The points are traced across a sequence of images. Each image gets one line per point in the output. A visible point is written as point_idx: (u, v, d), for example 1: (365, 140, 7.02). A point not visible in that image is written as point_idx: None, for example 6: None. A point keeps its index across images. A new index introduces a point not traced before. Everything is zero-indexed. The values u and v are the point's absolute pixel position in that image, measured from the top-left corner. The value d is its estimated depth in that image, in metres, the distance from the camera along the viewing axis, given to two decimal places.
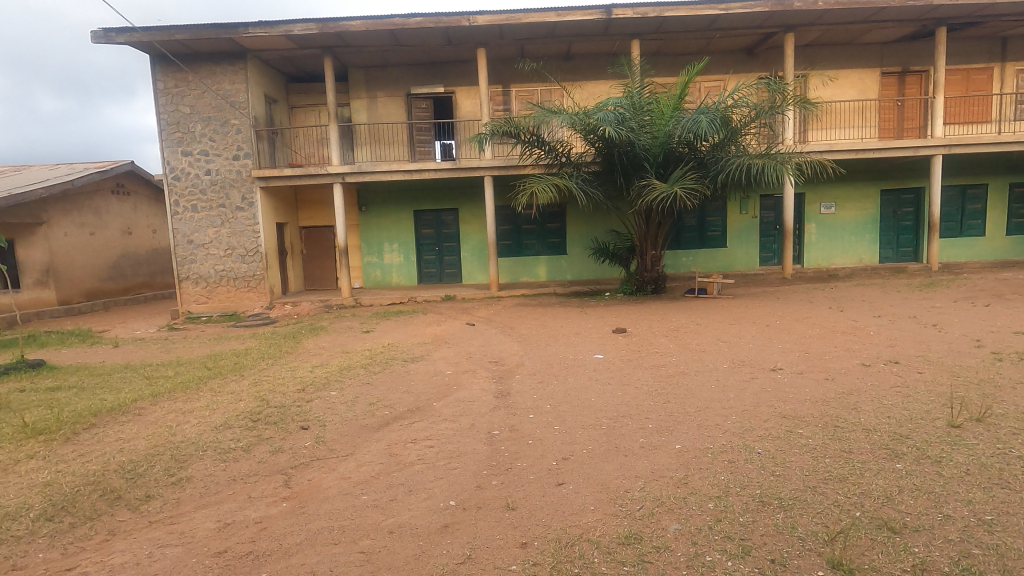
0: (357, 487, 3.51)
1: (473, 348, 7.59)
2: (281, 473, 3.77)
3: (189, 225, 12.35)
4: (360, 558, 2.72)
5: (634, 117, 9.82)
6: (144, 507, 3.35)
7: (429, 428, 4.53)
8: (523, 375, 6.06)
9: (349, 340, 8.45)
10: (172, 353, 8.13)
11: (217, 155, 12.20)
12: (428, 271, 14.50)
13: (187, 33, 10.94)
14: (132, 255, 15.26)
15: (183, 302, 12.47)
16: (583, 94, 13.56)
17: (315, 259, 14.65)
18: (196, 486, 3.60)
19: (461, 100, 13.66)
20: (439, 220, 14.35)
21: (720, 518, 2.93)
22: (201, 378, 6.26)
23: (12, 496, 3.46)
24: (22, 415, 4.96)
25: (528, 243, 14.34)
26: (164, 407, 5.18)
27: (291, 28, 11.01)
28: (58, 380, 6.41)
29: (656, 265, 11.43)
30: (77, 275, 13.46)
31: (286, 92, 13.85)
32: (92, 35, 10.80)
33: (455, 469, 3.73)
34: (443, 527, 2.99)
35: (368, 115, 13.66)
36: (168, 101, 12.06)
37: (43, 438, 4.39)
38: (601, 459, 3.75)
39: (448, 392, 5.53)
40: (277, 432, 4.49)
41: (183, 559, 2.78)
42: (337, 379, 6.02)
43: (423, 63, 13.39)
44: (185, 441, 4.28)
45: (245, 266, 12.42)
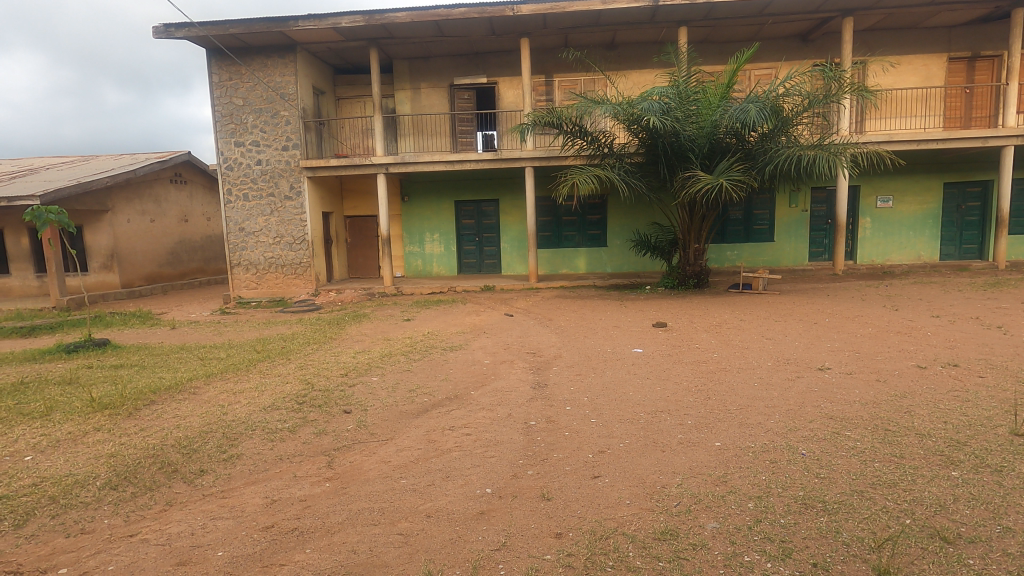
0: (396, 471, 3.60)
1: (511, 338, 7.64)
2: (325, 454, 3.91)
3: (241, 213, 12.84)
4: (399, 540, 2.80)
5: (680, 107, 9.57)
6: (198, 481, 3.53)
7: (467, 416, 4.60)
8: (561, 367, 6.05)
9: (391, 328, 8.64)
10: (225, 336, 8.50)
11: (267, 145, 12.62)
12: (468, 261, 14.64)
13: (241, 28, 11.29)
14: (188, 241, 15.99)
15: (235, 287, 13.01)
16: (628, 84, 13.33)
17: (358, 248, 14.98)
18: (245, 463, 3.78)
19: (504, 91, 13.63)
20: (480, 211, 14.44)
21: (759, 518, 2.87)
22: (251, 360, 6.53)
23: (81, 464, 3.71)
24: (90, 390, 5.31)
25: (568, 235, 14.27)
26: (217, 387, 5.45)
27: (339, 21, 11.19)
28: (121, 358, 6.81)
29: (699, 259, 11.19)
30: (138, 260, 14.21)
31: (333, 84, 14.14)
32: (154, 30, 11.32)
33: (492, 457, 3.77)
34: (480, 513, 3.04)
35: (412, 106, 13.82)
36: (222, 94, 12.52)
37: (109, 412, 4.69)
38: (638, 454, 3.72)
39: (486, 381, 5.60)
40: (321, 415, 4.65)
41: (233, 532, 2.93)
42: (379, 365, 6.17)
43: (466, 54, 13.44)
44: (236, 420, 4.49)
45: (293, 254, 12.84)
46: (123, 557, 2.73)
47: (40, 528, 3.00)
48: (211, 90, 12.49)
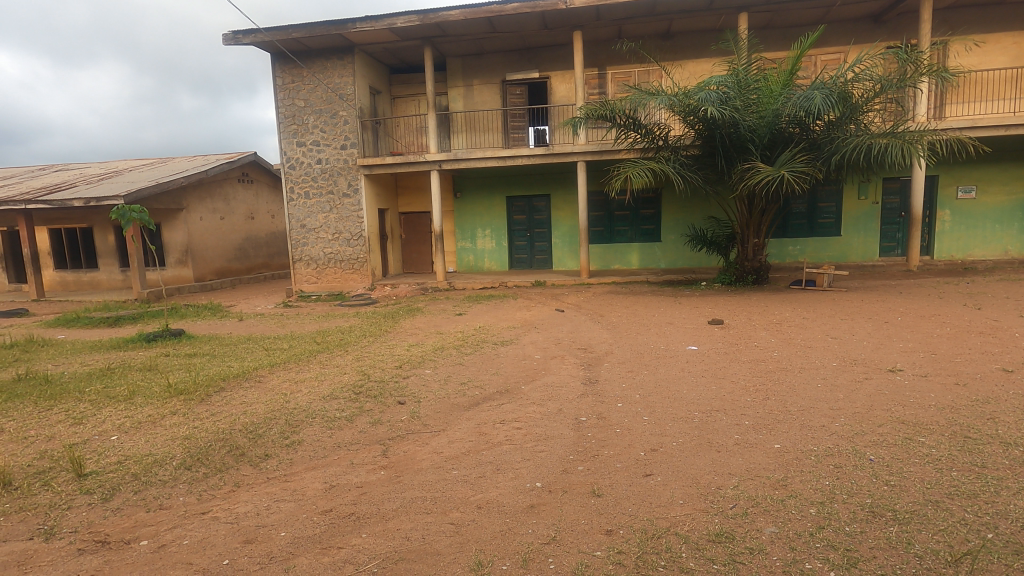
0: (448, 462, 3.67)
1: (562, 333, 7.62)
2: (380, 443, 4.03)
3: (302, 210, 13.38)
4: (450, 529, 2.86)
5: (740, 96, 9.21)
6: (263, 465, 3.72)
7: (517, 410, 4.63)
8: (612, 364, 5.97)
9: (443, 322, 8.79)
10: (287, 328, 8.92)
11: (327, 145, 13.08)
12: (519, 257, 14.68)
13: (302, 32, 11.75)
14: (254, 238, 16.83)
15: (297, 282, 13.59)
16: (684, 74, 12.97)
17: (412, 244, 15.31)
18: (306, 449, 3.95)
19: (556, 85, 13.55)
20: (531, 206, 14.45)
21: (822, 525, 2.74)
22: (311, 352, 6.81)
23: (159, 445, 4.00)
24: (167, 376, 5.71)
25: (620, 230, 14.06)
26: (280, 376, 5.74)
27: (394, 21, 11.44)
28: (194, 347, 7.26)
29: (759, 255, 10.75)
30: (209, 255, 15.07)
31: (389, 83, 14.48)
32: (224, 37, 11.95)
33: (542, 452, 3.78)
34: (530, 507, 3.06)
35: (465, 102, 13.97)
36: (285, 96, 13.06)
37: (184, 397, 5.03)
38: (692, 454, 3.63)
39: (537, 376, 5.62)
40: (376, 405, 4.81)
41: (295, 514, 3.07)
42: (432, 358, 6.29)
43: (518, 49, 13.45)
44: (297, 408, 4.70)
45: (350, 249, 13.28)
46: (196, 533, 2.91)
47: (124, 502, 3.25)
48: (275, 93, 13.06)
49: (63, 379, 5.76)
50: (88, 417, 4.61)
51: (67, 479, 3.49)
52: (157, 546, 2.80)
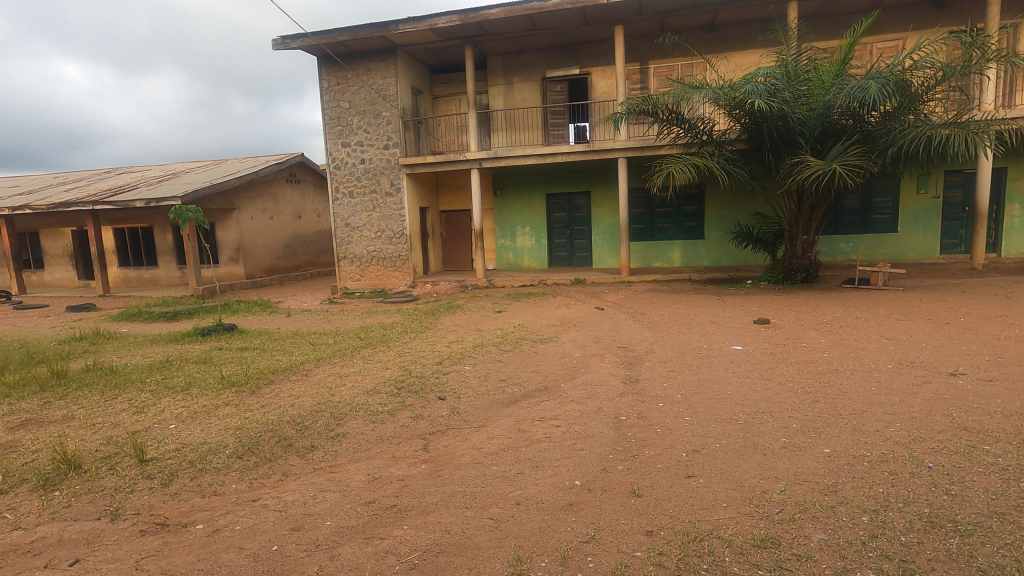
0: (488, 458, 3.70)
1: (602, 332, 7.55)
2: (421, 438, 4.11)
3: (347, 209, 13.73)
4: (490, 524, 2.88)
5: (789, 88, 8.90)
6: (310, 455, 3.85)
7: (557, 408, 4.62)
8: (653, 362, 5.88)
9: (483, 319, 8.85)
10: (332, 323, 9.18)
11: (371, 145, 13.37)
12: (558, 254, 14.63)
13: (347, 35, 12.03)
14: (301, 236, 17.38)
15: (342, 279, 13.96)
16: (729, 66, 12.61)
17: (452, 242, 15.48)
18: (350, 442, 4.06)
19: (596, 81, 13.41)
20: (571, 203, 14.37)
21: (875, 534, 2.62)
22: (355, 347, 6.98)
23: (214, 434, 4.19)
24: (221, 368, 5.97)
25: (662, 227, 13.82)
26: (326, 370, 5.92)
27: (435, 22, 11.57)
28: (245, 341, 7.56)
29: (808, 252, 10.37)
30: (259, 253, 15.65)
31: (430, 83, 14.66)
32: (274, 43, 12.38)
33: (582, 450, 3.76)
34: (569, 504, 3.05)
35: (505, 101, 14.01)
36: (331, 98, 13.42)
37: (236, 388, 5.25)
38: (737, 456, 3.54)
39: (576, 374, 5.59)
40: (418, 400, 4.90)
41: (340, 504, 3.17)
42: (472, 355, 6.36)
43: (559, 46, 13.38)
44: (342, 401, 4.84)
45: (392, 247, 13.53)
46: (247, 519, 3.04)
47: (182, 487, 3.42)
48: (321, 95, 13.43)
49: (126, 370, 6.12)
50: (148, 406, 4.88)
51: (130, 464, 3.71)
52: (211, 531, 2.93)
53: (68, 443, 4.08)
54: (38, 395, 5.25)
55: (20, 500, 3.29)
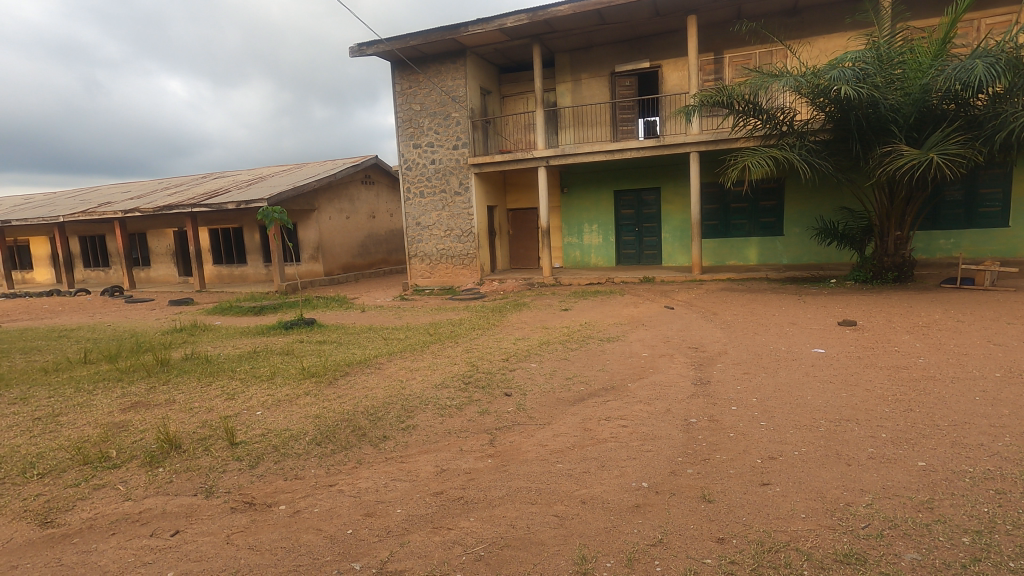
0: (553, 455, 3.70)
1: (671, 331, 7.34)
2: (487, 432, 4.17)
3: (418, 208, 14.15)
4: (555, 521, 2.89)
5: (880, 72, 8.29)
6: (382, 445, 4.02)
7: (623, 407, 4.56)
8: (726, 364, 5.66)
9: (549, 317, 8.85)
10: (404, 319, 9.52)
11: (441, 146, 13.70)
12: (627, 252, 14.38)
13: (419, 39, 12.38)
14: (374, 235, 18.10)
15: (413, 276, 14.41)
16: (812, 52, 11.88)
17: (519, 240, 15.59)
18: (420, 433, 4.19)
19: (667, 74, 13.03)
20: (640, 200, 14.07)
21: (978, 557, 2.40)
22: (425, 342, 7.20)
23: (295, 421, 4.46)
24: (302, 360, 6.34)
25: (737, 223, 13.25)
26: (397, 364, 6.14)
27: (504, 22, 11.68)
28: (323, 335, 7.99)
29: (902, 249, 9.60)
30: (337, 251, 16.45)
31: (498, 82, 14.81)
32: (351, 50, 12.95)
33: (649, 451, 3.69)
34: (635, 506, 3.00)
35: (573, 97, 13.91)
36: (404, 101, 13.87)
37: (316, 379, 5.58)
38: (817, 465, 3.34)
39: (644, 374, 5.47)
40: (484, 395, 4.98)
41: (410, 493, 3.28)
42: (538, 352, 6.37)
43: (628, 39, 13.11)
44: (412, 394, 5.00)
45: (461, 245, 13.81)
46: (325, 502, 3.21)
47: (267, 469, 3.67)
48: (394, 98, 13.91)
49: (220, 359, 6.64)
50: (238, 393, 5.27)
51: (222, 446, 4.02)
52: (293, 511, 3.13)
53: (170, 424, 4.49)
54: (145, 380, 5.80)
55: (130, 474, 3.65)
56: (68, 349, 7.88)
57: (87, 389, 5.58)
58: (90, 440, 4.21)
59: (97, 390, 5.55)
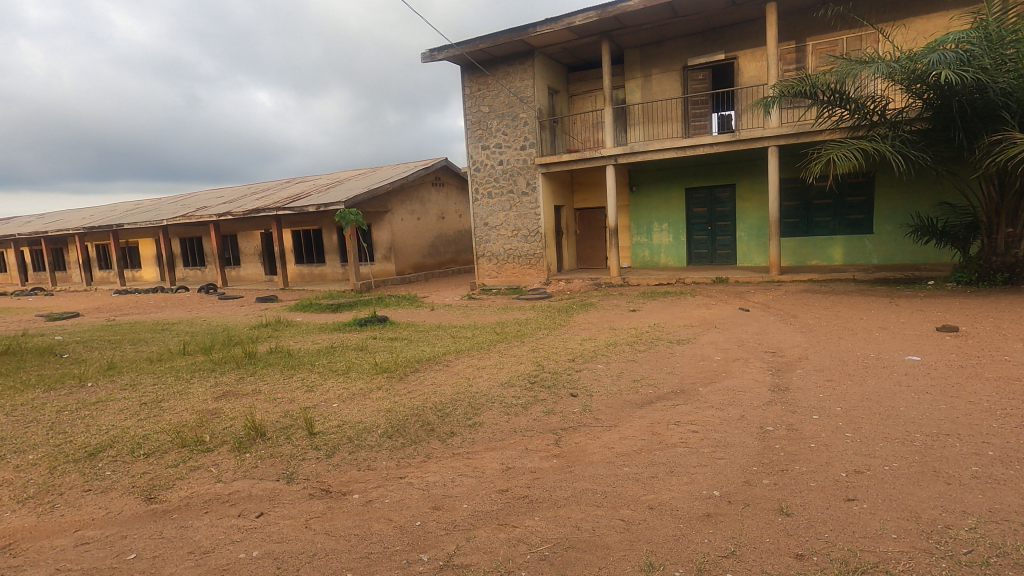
0: (619, 458, 3.64)
1: (747, 334, 7.01)
2: (553, 432, 4.16)
3: (486, 209, 14.34)
4: (620, 525, 2.84)
5: (988, 53, 7.56)
6: (449, 441, 4.11)
7: (694, 412, 4.40)
8: (807, 370, 5.33)
9: (617, 318, 8.71)
10: (472, 318, 9.70)
11: (509, 147, 13.82)
12: (699, 252, 13.89)
13: (488, 42, 12.57)
14: (444, 235, 18.53)
15: (481, 276, 14.63)
16: (908, 35, 10.96)
17: (587, 239, 15.44)
18: (486, 431, 4.25)
19: (744, 66, 12.47)
20: (714, 197, 13.55)
21: None
22: (492, 341, 7.29)
23: (368, 414, 4.66)
24: (375, 356, 6.61)
25: (820, 221, 12.46)
26: (465, 361, 6.26)
27: (573, 20, 11.64)
28: (395, 332, 8.28)
29: (1015, 248, 8.61)
30: (408, 251, 16.99)
31: (566, 82, 14.74)
32: (423, 56, 13.34)
33: (721, 459, 3.54)
34: (706, 515, 2.89)
35: (642, 94, 13.62)
36: (473, 104, 14.12)
37: (387, 374, 5.79)
38: (911, 482, 3.08)
39: (716, 378, 5.26)
40: (550, 395, 4.98)
41: (477, 489, 3.33)
42: (604, 354, 6.28)
43: (702, 31, 12.66)
44: (479, 392, 5.08)
45: (528, 245, 13.87)
46: (395, 494, 3.33)
47: (342, 459, 3.85)
48: (464, 101, 14.19)
49: (301, 353, 7.05)
50: (316, 386, 5.57)
51: (302, 436, 4.25)
52: (365, 501, 3.26)
53: (256, 413, 4.82)
54: (235, 371, 6.27)
55: (221, 458, 3.94)
56: (170, 340, 8.64)
57: (185, 378, 6.09)
58: (188, 425, 4.59)
59: (194, 379, 6.05)
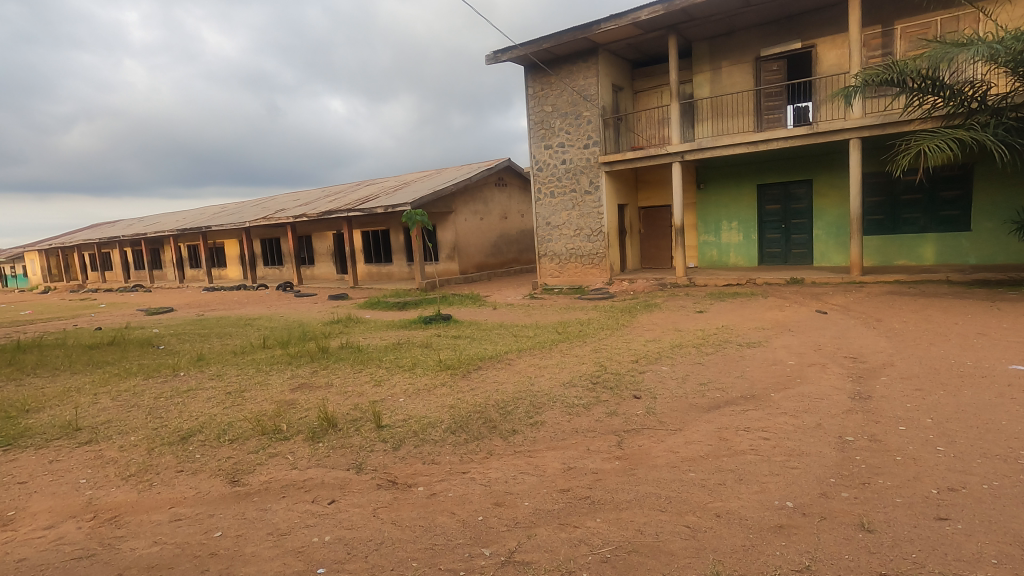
0: (685, 463, 3.54)
1: (824, 338, 6.62)
2: (615, 434, 4.11)
3: (549, 209, 14.34)
4: (686, 532, 2.76)
5: None
6: (511, 438, 4.15)
7: (765, 419, 4.21)
8: (892, 378, 4.96)
9: (683, 319, 8.47)
10: (534, 317, 9.74)
11: (572, 145, 13.74)
12: (772, 251, 13.26)
13: (552, 41, 12.56)
14: (507, 235, 18.69)
15: (543, 276, 14.64)
16: (1014, 13, 9.97)
17: (652, 238, 15.10)
18: (548, 430, 4.26)
19: (823, 54, 11.78)
20: (788, 194, 12.89)
21: None
22: (554, 340, 7.28)
23: (433, 410, 4.78)
24: (439, 353, 6.77)
25: (908, 217, 11.57)
26: (526, 360, 6.29)
27: (638, 15, 11.42)
28: (459, 330, 8.44)
29: None
30: (471, 251, 17.27)
31: (631, 78, 14.47)
32: (488, 58, 13.50)
33: (795, 469, 3.37)
34: (778, 526, 2.76)
35: (711, 88, 13.16)
36: (536, 103, 14.15)
37: (451, 371, 5.93)
38: (1015, 504, 2.80)
39: (789, 384, 5.00)
40: (612, 396, 4.91)
41: (538, 487, 3.35)
42: (669, 356, 6.13)
43: (776, 20, 12.06)
44: (540, 391, 5.09)
45: (590, 244, 13.73)
46: (458, 488, 3.40)
47: (408, 452, 3.98)
48: (527, 101, 14.25)
49: (369, 349, 7.34)
50: (383, 381, 5.79)
51: (371, 428, 4.43)
52: (430, 493, 3.35)
53: (329, 405, 5.06)
54: (309, 365, 6.61)
55: (296, 446, 4.17)
56: (251, 335, 9.24)
57: (265, 370, 6.50)
58: (267, 414, 4.89)
59: (273, 371, 6.44)
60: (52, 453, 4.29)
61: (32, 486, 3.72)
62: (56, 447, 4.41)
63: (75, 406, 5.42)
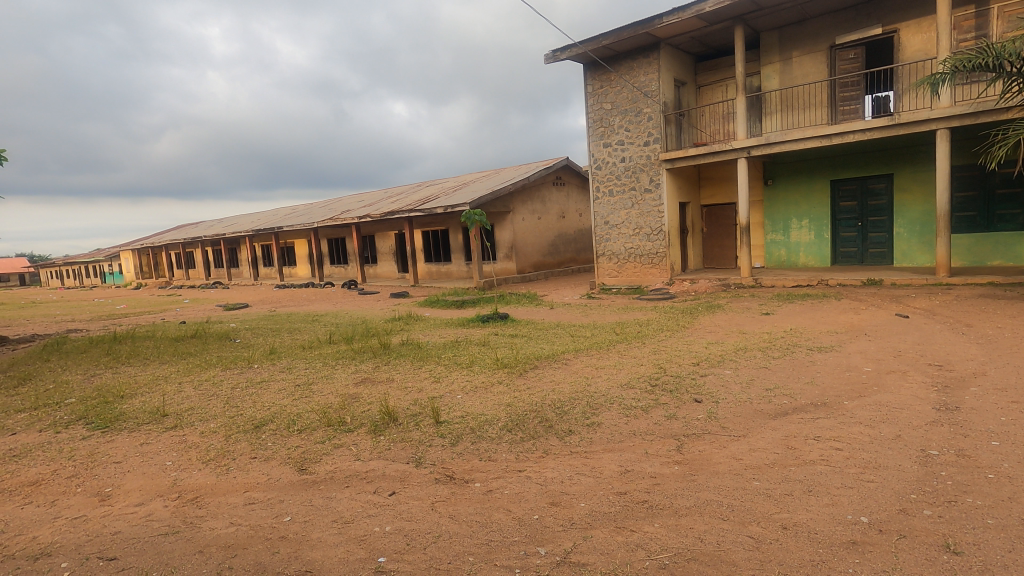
0: (749, 471, 3.41)
1: (905, 344, 6.17)
2: (675, 438, 4.00)
3: (607, 207, 14.16)
4: (750, 543, 2.66)
5: None
6: (568, 438, 4.13)
7: (837, 428, 3.98)
8: (983, 389, 4.57)
9: (748, 321, 8.15)
10: (591, 317, 9.65)
11: (632, 143, 13.50)
12: (846, 251, 12.51)
13: (612, 37, 12.38)
14: (564, 235, 18.61)
15: (601, 275, 14.47)
16: None
17: (715, 237, 14.61)
18: (604, 431, 4.21)
19: (906, 39, 10.98)
20: (866, 189, 12.12)
21: None
22: (611, 341, 7.18)
23: (490, 408, 4.82)
24: (495, 351, 6.83)
25: (1005, 214, 10.60)
26: (583, 361, 6.24)
27: (703, 7, 11.06)
28: (516, 329, 8.47)
29: None
30: (528, 250, 17.31)
31: (695, 72, 14.04)
32: (546, 57, 13.48)
33: (871, 482, 3.17)
34: (851, 543, 2.61)
35: (781, 79, 12.57)
36: (595, 101, 14.01)
37: (508, 369, 5.97)
38: None
39: (865, 392, 4.70)
40: (672, 399, 4.79)
41: (594, 489, 3.32)
42: (733, 359, 5.91)
43: (854, 5, 11.35)
44: (597, 392, 5.05)
45: (651, 244, 13.43)
46: (514, 486, 3.42)
47: (465, 448, 4.05)
48: (586, 99, 14.13)
49: (429, 346, 7.51)
50: (442, 377, 5.91)
51: (429, 423, 4.54)
52: (486, 490, 3.40)
53: (390, 399, 5.23)
54: (371, 360, 6.85)
55: (360, 438, 4.34)
56: (319, 330, 9.67)
57: (330, 364, 6.78)
58: (332, 406, 5.11)
59: (338, 365, 6.72)
60: (143, 436, 4.67)
61: (126, 466, 4.06)
62: (146, 431, 4.79)
63: (162, 393, 5.87)
